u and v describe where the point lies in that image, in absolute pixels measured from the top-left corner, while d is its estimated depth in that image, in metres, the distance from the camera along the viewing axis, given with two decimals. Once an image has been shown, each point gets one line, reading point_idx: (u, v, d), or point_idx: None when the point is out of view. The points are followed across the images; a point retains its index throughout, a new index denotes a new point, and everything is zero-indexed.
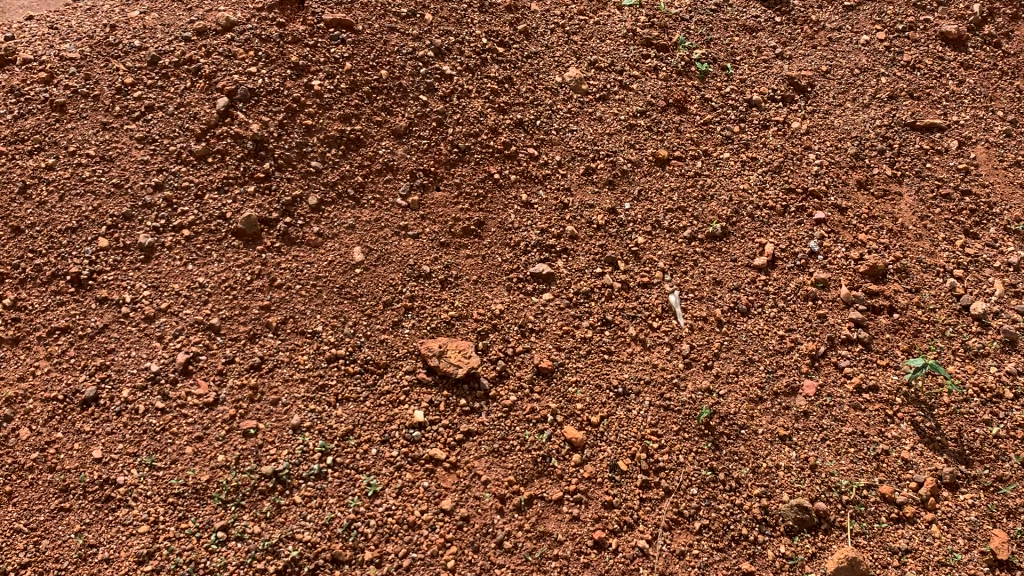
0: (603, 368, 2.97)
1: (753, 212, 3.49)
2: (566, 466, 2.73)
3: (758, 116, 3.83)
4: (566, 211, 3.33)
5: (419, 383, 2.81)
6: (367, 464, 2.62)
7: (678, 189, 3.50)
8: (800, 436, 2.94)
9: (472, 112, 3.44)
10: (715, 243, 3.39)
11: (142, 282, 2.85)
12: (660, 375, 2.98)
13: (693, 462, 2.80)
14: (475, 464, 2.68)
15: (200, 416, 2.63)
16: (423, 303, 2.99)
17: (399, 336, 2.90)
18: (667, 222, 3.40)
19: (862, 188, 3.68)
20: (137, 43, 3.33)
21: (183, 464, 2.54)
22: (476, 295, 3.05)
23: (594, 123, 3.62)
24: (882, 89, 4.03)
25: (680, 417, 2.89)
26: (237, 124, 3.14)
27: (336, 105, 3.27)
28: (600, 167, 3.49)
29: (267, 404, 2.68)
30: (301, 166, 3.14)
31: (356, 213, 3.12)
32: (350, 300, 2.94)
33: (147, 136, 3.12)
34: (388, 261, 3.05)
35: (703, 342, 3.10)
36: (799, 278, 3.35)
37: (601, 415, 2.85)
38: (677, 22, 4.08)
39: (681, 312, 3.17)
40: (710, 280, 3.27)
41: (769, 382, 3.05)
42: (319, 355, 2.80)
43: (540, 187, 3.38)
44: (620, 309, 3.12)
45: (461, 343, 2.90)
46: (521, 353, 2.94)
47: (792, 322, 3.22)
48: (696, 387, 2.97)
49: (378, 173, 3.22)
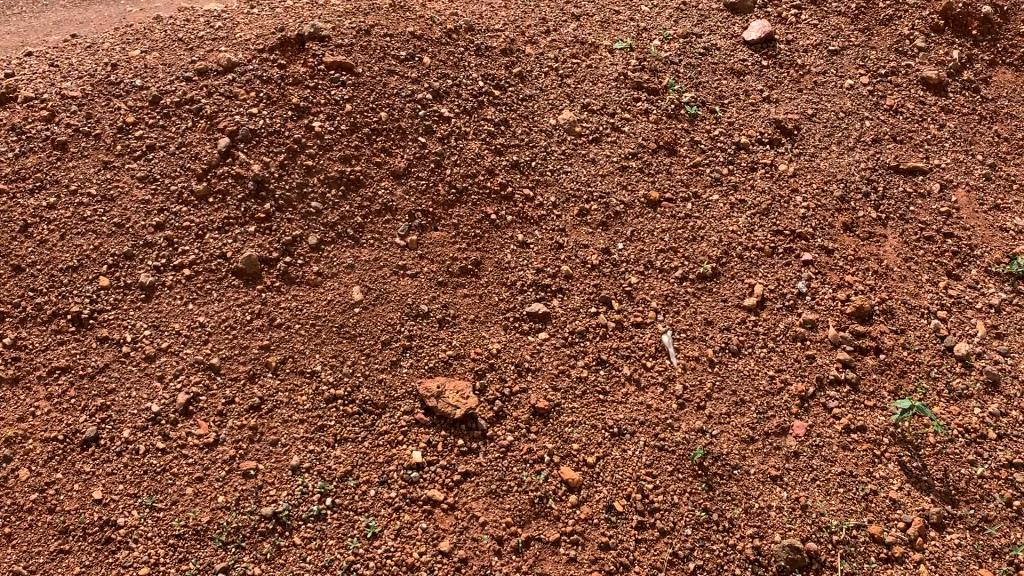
0: (599, 408, 3.01)
1: (742, 253, 3.57)
2: (563, 507, 2.77)
3: (746, 158, 3.91)
4: (561, 251, 3.39)
5: (418, 423, 2.84)
6: (366, 506, 2.64)
7: (670, 230, 3.57)
8: (790, 476, 2.99)
9: (469, 154, 3.50)
10: (706, 283, 3.46)
11: (143, 321, 2.88)
12: (654, 415, 3.03)
13: (687, 502, 2.85)
14: (473, 505, 2.71)
15: (200, 456, 2.65)
16: (420, 342, 3.02)
17: (397, 375, 2.93)
18: (659, 262, 3.46)
19: (847, 230, 3.77)
20: (139, 82, 3.38)
21: (183, 505, 2.56)
22: (473, 335, 3.09)
23: (587, 165, 3.69)
24: (866, 133, 4.14)
25: (674, 457, 2.94)
26: (238, 164, 3.19)
27: (336, 146, 3.32)
28: (594, 208, 3.55)
29: (267, 444, 2.70)
30: (301, 207, 3.18)
31: (354, 253, 3.16)
32: (348, 340, 2.97)
33: (148, 176, 3.15)
34: (387, 300, 3.08)
35: (695, 382, 3.15)
36: (788, 319, 3.42)
37: (597, 456, 2.89)
38: (667, 65, 4.18)
39: (674, 351, 3.22)
40: (702, 320, 3.34)
41: (760, 422, 3.10)
42: (319, 395, 2.83)
43: (536, 228, 3.44)
44: (614, 348, 3.17)
45: (459, 383, 2.93)
46: (517, 393, 2.98)
47: (781, 362, 3.28)
48: (690, 428, 3.02)
49: (377, 214, 3.26)
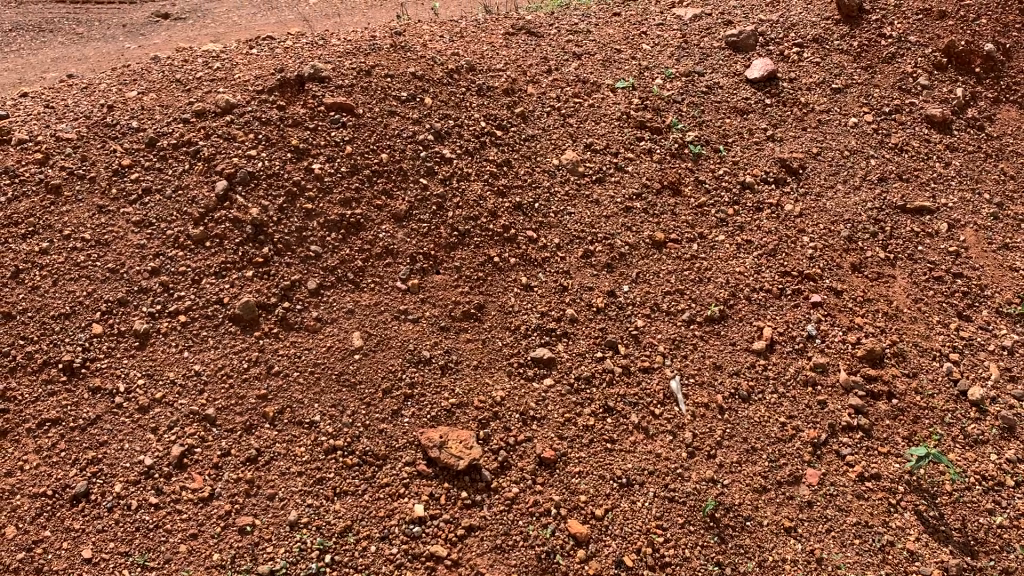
0: (606, 458, 2.92)
1: (750, 295, 3.51)
2: (571, 562, 2.67)
3: (752, 198, 3.86)
4: (565, 295, 3.32)
5: (420, 474, 2.75)
6: (367, 563, 2.54)
7: (676, 272, 3.50)
8: (804, 527, 2.91)
9: (471, 195, 3.44)
10: (714, 326, 3.38)
11: (137, 370, 2.79)
12: (663, 465, 2.94)
13: (699, 556, 2.76)
14: (477, 562, 2.62)
15: (195, 511, 2.55)
16: (422, 390, 2.93)
17: (398, 425, 2.84)
18: (665, 305, 3.38)
19: (856, 271, 3.72)
20: (136, 124, 3.33)
21: (176, 564, 2.45)
22: (476, 381, 3.00)
23: (591, 205, 3.62)
24: (871, 172, 4.10)
25: (684, 509, 2.85)
26: (236, 208, 3.12)
27: (336, 188, 3.26)
28: (599, 249, 3.48)
29: (264, 498, 2.60)
30: (301, 251, 3.11)
31: (355, 297, 3.08)
32: (348, 388, 2.88)
33: (144, 220, 3.09)
34: (388, 347, 3.00)
35: (705, 430, 3.07)
36: (798, 362, 3.35)
37: (605, 508, 2.80)
38: (670, 104, 4.14)
39: (683, 397, 3.14)
40: (710, 364, 3.26)
41: (772, 471, 3.02)
42: (317, 447, 2.74)
43: (540, 270, 3.37)
44: (621, 394, 3.09)
45: (463, 433, 2.84)
46: (523, 442, 2.89)
47: (792, 409, 3.21)
48: (700, 477, 2.94)
49: (378, 257, 3.19)
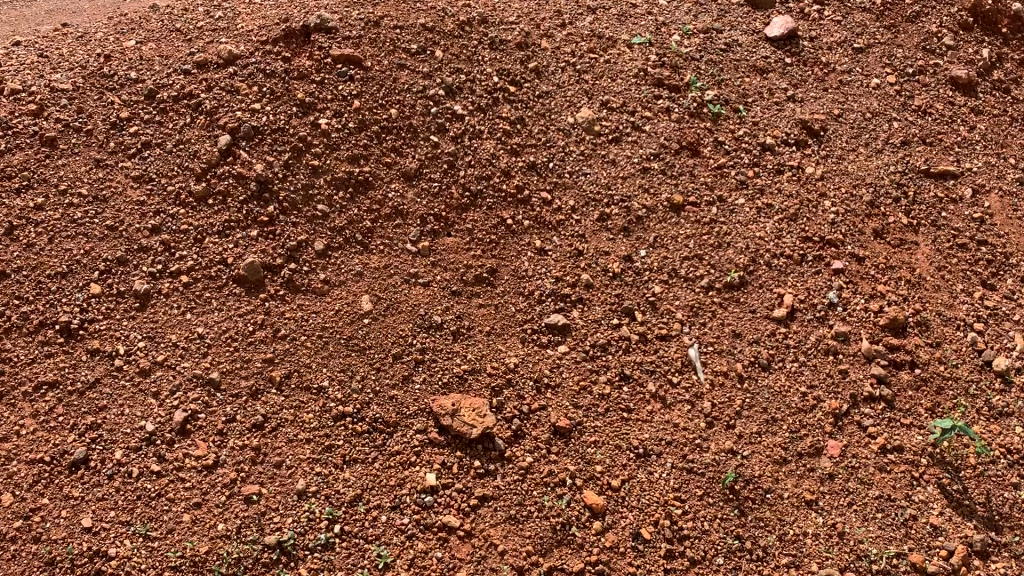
0: (623, 427, 2.83)
1: (770, 261, 3.40)
2: (586, 534, 2.60)
3: (772, 160, 3.74)
4: (581, 258, 3.19)
5: (431, 443, 2.66)
6: (377, 534, 2.46)
7: (694, 237, 3.38)
8: (826, 500, 2.84)
9: (483, 153, 3.30)
10: (733, 293, 3.27)
11: (137, 332, 2.68)
12: (682, 435, 2.85)
13: (718, 530, 2.69)
14: (491, 533, 2.54)
15: (199, 479, 2.46)
16: (433, 356, 2.83)
17: (409, 391, 2.74)
18: (684, 270, 3.26)
19: (878, 237, 3.60)
20: (134, 75, 3.18)
21: (179, 534, 2.36)
22: (489, 348, 2.90)
23: (607, 166, 3.48)
24: (894, 135, 3.96)
25: (704, 481, 2.77)
26: (239, 164, 2.99)
27: (343, 145, 3.13)
28: (616, 212, 3.35)
29: (270, 466, 2.51)
30: (307, 210, 2.98)
31: (363, 259, 2.96)
32: (357, 352, 2.77)
33: (143, 175, 2.96)
34: (398, 311, 2.89)
35: (724, 400, 2.98)
36: (819, 330, 3.25)
37: (622, 479, 2.71)
38: (688, 61, 3.98)
39: (701, 366, 3.04)
40: (730, 332, 3.15)
41: (792, 442, 2.94)
42: (325, 413, 2.64)
43: (554, 233, 3.23)
44: (638, 362, 2.98)
45: (475, 401, 2.75)
46: (537, 411, 2.79)
47: (813, 378, 3.11)
48: (719, 449, 2.85)
49: (387, 218, 3.06)
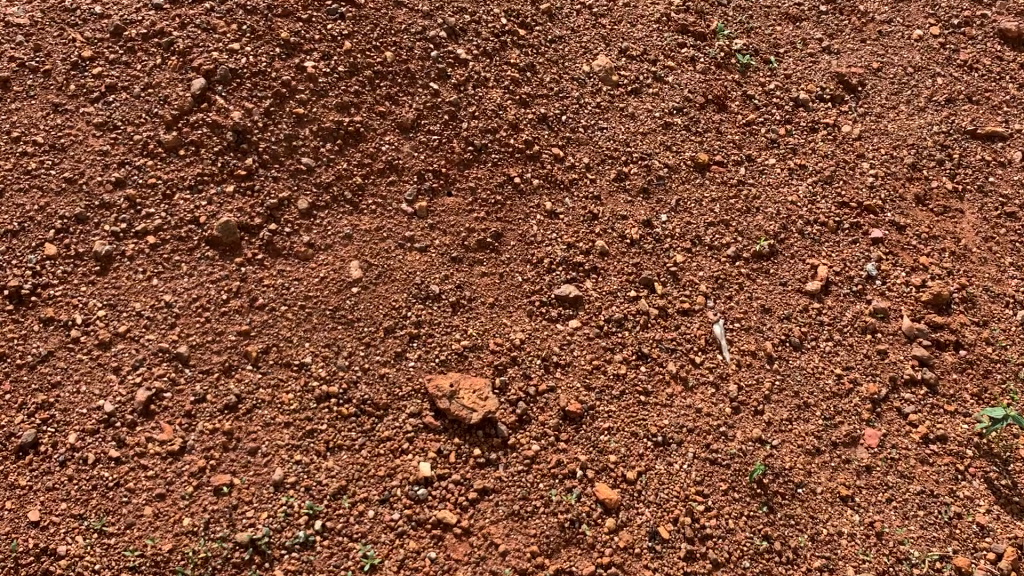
0: (640, 413, 2.54)
1: (803, 228, 3.09)
2: (598, 533, 2.33)
3: (806, 117, 3.40)
4: (595, 223, 2.87)
5: (426, 428, 2.38)
6: (363, 531, 2.20)
7: (720, 200, 3.06)
8: (863, 496, 2.56)
9: (489, 104, 2.97)
10: (763, 263, 2.96)
11: (97, 299, 2.39)
12: (705, 422, 2.57)
13: (744, 529, 2.41)
14: (491, 531, 2.27)
15: (163, 468, 2.18)
16: (430, 330, 2.53)
17: (402, 369, 2.45)
18: (708, 238, 2.95)
19: (920, 203, 3.28)
20: (99, 10, 2.84)
21: (139, 530, 2.09)
22: (492, 322, 2.60)
23: (625, 120, 3.15)
24: (938, 91, 3.62)
25: (728, 474, 2.49)
26: (215, 111, 2.67)
27: (332, 92, 2.80)
28: (634, 172, 3.03)
29: (244, 454, 2.23)
30: (290, 163, 2.67)
31: (353, 220, 2.65)
32: (344, 325, 2.48)
33: (107, 122, 2.64)
34: (391, 279, 2.58)
35: (752, 383, 2.69)
36: (856, 306, 2.95)
37: (638, 470, 2.44)
38: (715, 7, 3.62)
39: (727, 344, 2.74)
40: (758, 306, 2.85)
41: (826, 431, 2.66)
42: (307, 393, 2.35)
43: (566, 194, 2.91)
44: (658, 340, 2.69)
45: (476, 381, 2.46)
46: (545, 393, 2.51)
47: (849, 359, 2.82)
48: (746, 437, 2.57)
49: (380, 174, 2.75)
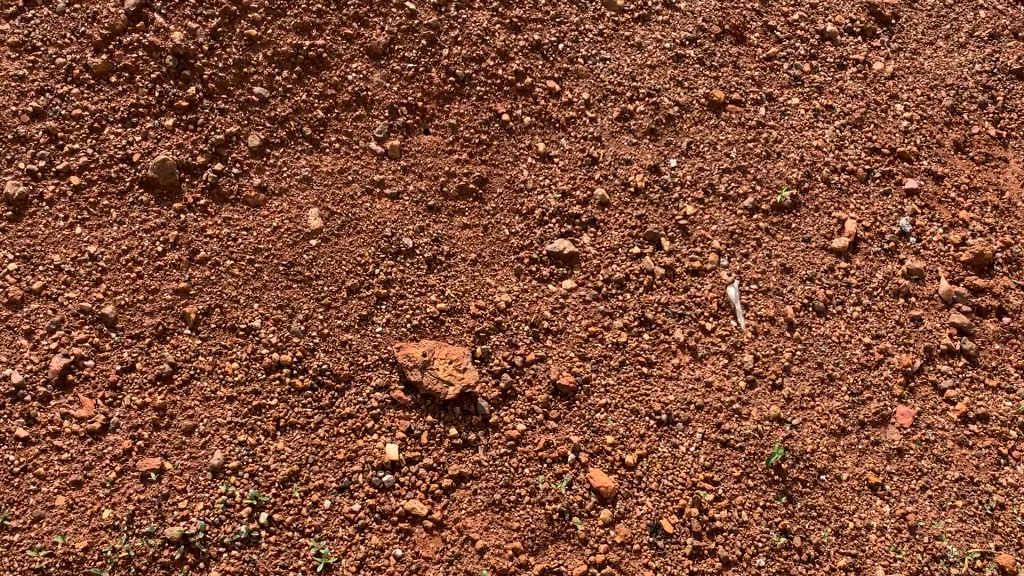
0: (642, 387, 2.21)
1: (829, 176, 2.72)
2: (591, 526, 2.01)
3: (833, 52, 3.01)
4: (594, 168, 2.51)
5: (394, 404, 2.05)
6: (317, 525, 1.88)
7: (736, 143, 2.70)
8: (893, 483, 2.24)
9: (474, 28, 2.57)
10: (784, 216, 2.61)
11: (8, 250, 2.03)
12: (716, 398, 2.24)
13: (759, 522, 2.10)
14: (468, 524, 1.96)
15: (81, 450, 1.86)
16: (401, 290, 2.18)
17: (367, 336, 2.12)
18: (723, 186, 2.59)
19: (959, 151, 2.91)
20: None
21: (49, 524, 1.78)
22: (473, 281, 2.25)
23: (631, 51, 2.76)
24: (980, 26, 3.20)
25: (742, 458, 2.17)
26: (152, 31, 2.29)
27: (291, 11, 2.41)
28: (640, 110, 2.64)
29: (178, 434, 1.91)
30: (240, 94, 2.29)
31: (313, 161, 2.29)
32: (300, 284, 2.13)
33: (24, 41, 2.24)
34: (357, 230, 2.23)
35: (770, 353, 2.35)
36: (887, 266, 2.60)
37: (639, 454, 2.11)
38: None
39: (742, 310, 2.40)
40: (778, 265, 2.51)
41: (853, 408, 2.34)
42: (255, 363, 2.02)
43: (561, 134, 2.54)
44: (663, 303, 2.34)
45: (453, 349, 2.12)
46: (532, 364, 2.17)
47: (879, 326, 2.48)
48: (763, 416, 2.24)
49: (346, 107, 2.37)
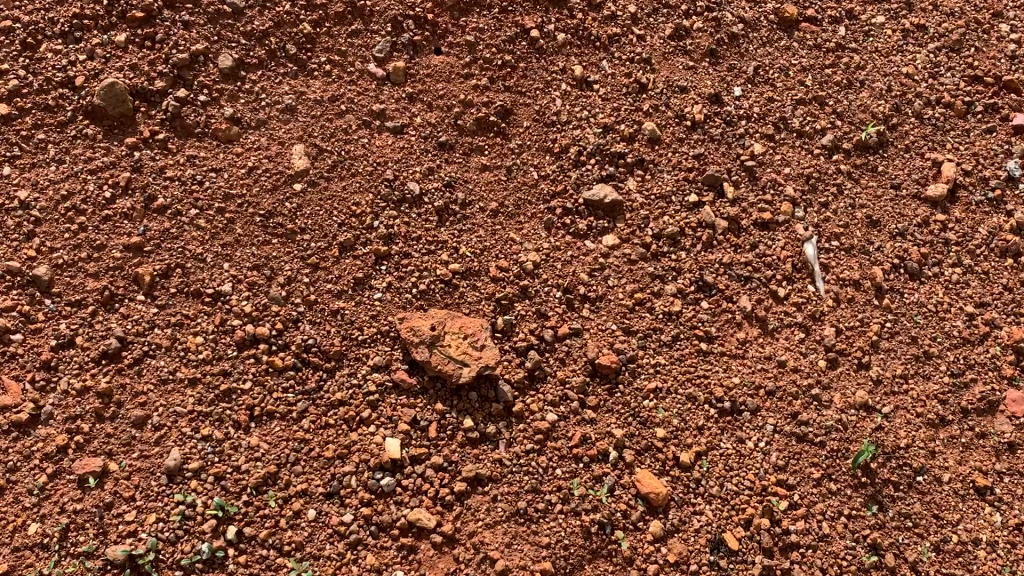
0: (699, 368, 1.81)
1: (922, 110, 2.26)
2: (638, 542, 1.63)
3: None
4: (642, 97, 2.06)
5: (397, 388, 1.67)
6: (299, 542, 1.52)
7: (812, 69, 2.25)
8: (1005, 487, 1.84)
9: None
10: (868, 157, 2.17)
11: None
12: (789, 381, 1.85)
13: (843, 535, 1.73)
14: (486, 540, 1.59)
15: (6, 447, 1.50)
16: (405, 247, 1.78)
17: (364, 304, 1.72)
18: (796, 121, 2.16)
19: None
20: None
21: None
22: (494, 236, 1.84)
23: None
24: None
25: (822, 455, 1.79)
26: None
27: None
28: (698, 28, 2.19)
29: (127, 427, 1.53)
30: (208, 3, 1.86)
31: (298, 87, 1.87)
32: (281, 238, 1.74)
33: None
34: (352, 173, 1.82)
35: (855, 324, 1.95)
36: (993, 219, 2.14)
37: (697, 452, 1.72)
38: None
39: (821, 271, 1.99)
40: (863, 218, 2.08)
41: (954, 393, 1.92)
42: (224, 337, 1.64)
43: (602, 56, 2.09)
44: (726, 264, 1.93)
45: (469, 321, 1.72)
46: (566, 339, 1.78)
47: (984, 293, 2.05)
48: (847, 404, 1.85)
49: (340, 20, 1.94)
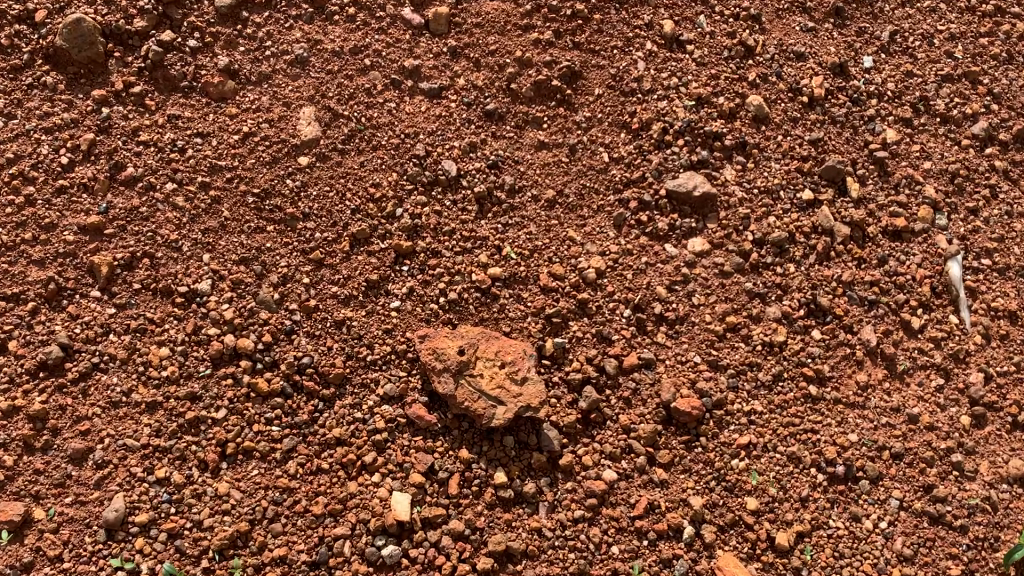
0: (805, 419, 1.41)
1: None
2: None
3: None
4: (747, 63, 1.63)
5: (412, 426, 1.30)
6: None
7: (965, 36, 1.77)
8: None
9: None
10: None
11: None
12: (923, 442, 1.42)
13: None
14: None
15: None
16: (434, 243, 1.40)
17: (378, 314, 1.35)
18: (942, 102, 1.69)
19: None
20: None
21: None
22: (548, 234, 1.45)
23: None
24: None
25: (964, 544, 1.36)
26: None
27: None
28: None
29: (63, 462, 1.21)
30: None
31: (313, 33, 1.49)
32: (277, 225, 1.37)
33: None
34: (373, 145, 1.44)
35: (1009, 370, 1.50)
36: None
37: (798, 532, 1.33)
38: None
39: (967, 297, 1.55)
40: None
41: None
42: (196, 350, 1.28)
43: (700, 8, 1.65)
44: (845, 282, 1.50)
45: (510, 344, 1.33)
46: (634, 373, 1.38)
47: None
48: (997, 476, 1.42)
49: None
